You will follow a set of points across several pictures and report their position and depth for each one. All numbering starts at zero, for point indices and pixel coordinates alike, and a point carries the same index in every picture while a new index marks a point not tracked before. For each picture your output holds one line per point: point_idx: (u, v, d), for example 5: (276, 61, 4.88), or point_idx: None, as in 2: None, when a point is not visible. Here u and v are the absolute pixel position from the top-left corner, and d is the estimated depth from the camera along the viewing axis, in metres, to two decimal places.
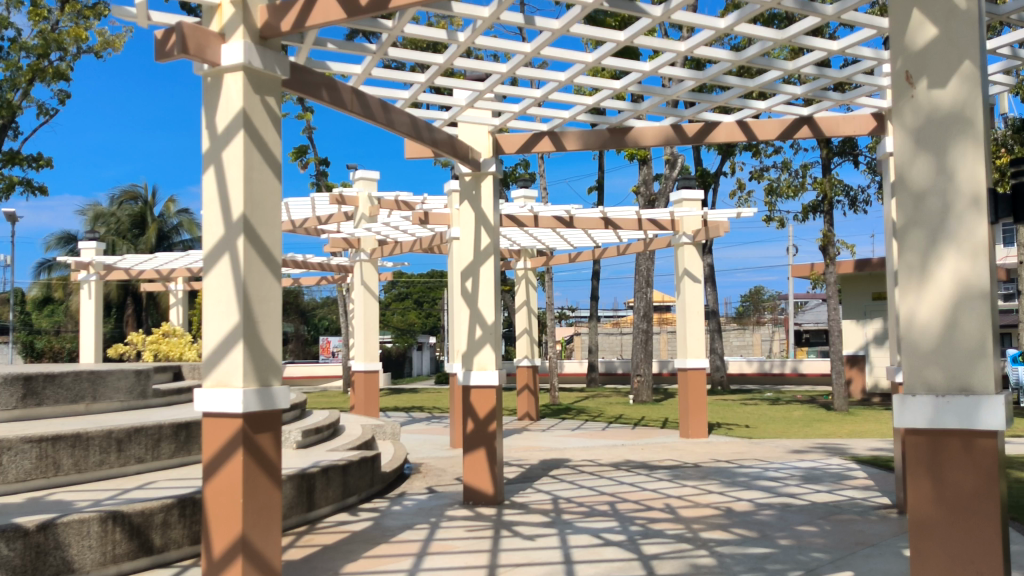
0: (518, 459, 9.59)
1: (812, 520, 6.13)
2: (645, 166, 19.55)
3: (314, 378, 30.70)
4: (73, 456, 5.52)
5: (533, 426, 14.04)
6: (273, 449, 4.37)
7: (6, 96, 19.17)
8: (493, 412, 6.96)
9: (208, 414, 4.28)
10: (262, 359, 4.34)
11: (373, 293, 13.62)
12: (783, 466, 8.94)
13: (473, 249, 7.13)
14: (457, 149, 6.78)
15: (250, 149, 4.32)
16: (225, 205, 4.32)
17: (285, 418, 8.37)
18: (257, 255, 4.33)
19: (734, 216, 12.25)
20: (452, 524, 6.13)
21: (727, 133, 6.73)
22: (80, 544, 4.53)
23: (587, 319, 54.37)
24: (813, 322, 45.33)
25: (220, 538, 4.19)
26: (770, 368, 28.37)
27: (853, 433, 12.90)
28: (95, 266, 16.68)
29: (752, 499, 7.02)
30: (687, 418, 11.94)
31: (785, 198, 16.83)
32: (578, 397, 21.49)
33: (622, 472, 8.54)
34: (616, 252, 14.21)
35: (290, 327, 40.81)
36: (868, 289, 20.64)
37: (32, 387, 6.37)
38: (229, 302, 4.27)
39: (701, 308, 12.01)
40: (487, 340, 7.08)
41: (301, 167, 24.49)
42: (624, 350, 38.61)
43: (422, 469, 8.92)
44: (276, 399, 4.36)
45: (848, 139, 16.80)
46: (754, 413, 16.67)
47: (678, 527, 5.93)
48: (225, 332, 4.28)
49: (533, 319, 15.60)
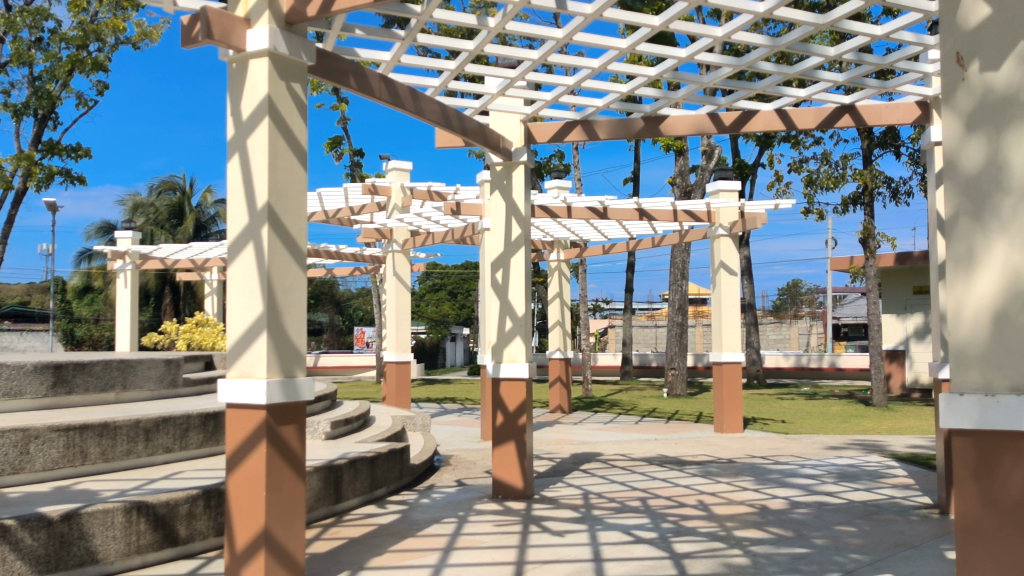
0: (549, 452, 9.49)
1: (851, 520, 5.95)
2: (681, 157, 19.32)
3: (348, 368, 30.80)
4: (100, 445, 5.50)
5: (565, 419, 13.94)
6: (297, 441, 4.30)
7: (45, 87, 19.38)
8: (523, 405, 6.85)
9: (231, 405, 4.21)
10: (285, 349, 4.27)
11: (405, 283, 13.57)
12: (820, 463, 8.74)
13: (504, 239, 7.03)
14: (488, 138, 6.66)
15: (275, 136, 4.23)
16: (249, 193, 4.24)
17: (315, 409, 8.34)
18: (281, 244, 4.26)
19: (772, 208, 12.03)
20: (481, 519, 6.03)
21: (765, 121, 6.54)
22: (104, 535, 4.50)
23: (622, 312, 54.13)
24: (851, 316, 44.75)
25: (243, 530, 4.13)
26: (807, 363, 27.98)
27: (892, 430, 12.64)
28: (131, 255, 16.81)
29: (788, 497, 6.86)
30: (721, 412, 11.77)
31: (825, 189, 16.52)
32: (611, 390, 21.37)
33: (655, 466, 8.41)
34: (651, 244, 14.01)
35: (325, 317, 41.07)
36: (909, 284, 20.12)
37: (62, 375, 6.37)
38: (253, 292, 4.20)
39: (737, 301, 11.82)
40: (517, 333, 6.97)
41: (336, 158, 24.53)
42: (659, 343, 38.37)
43: (452, 461, 8.85)
44: (300, 390, 4.29)
45: (890, 129, 16.45)
46: (791, 408, 16.41)
47: (711, 525, 5.78)
48: (249, 322, 4.21)
49: (566, 311, 15.47)
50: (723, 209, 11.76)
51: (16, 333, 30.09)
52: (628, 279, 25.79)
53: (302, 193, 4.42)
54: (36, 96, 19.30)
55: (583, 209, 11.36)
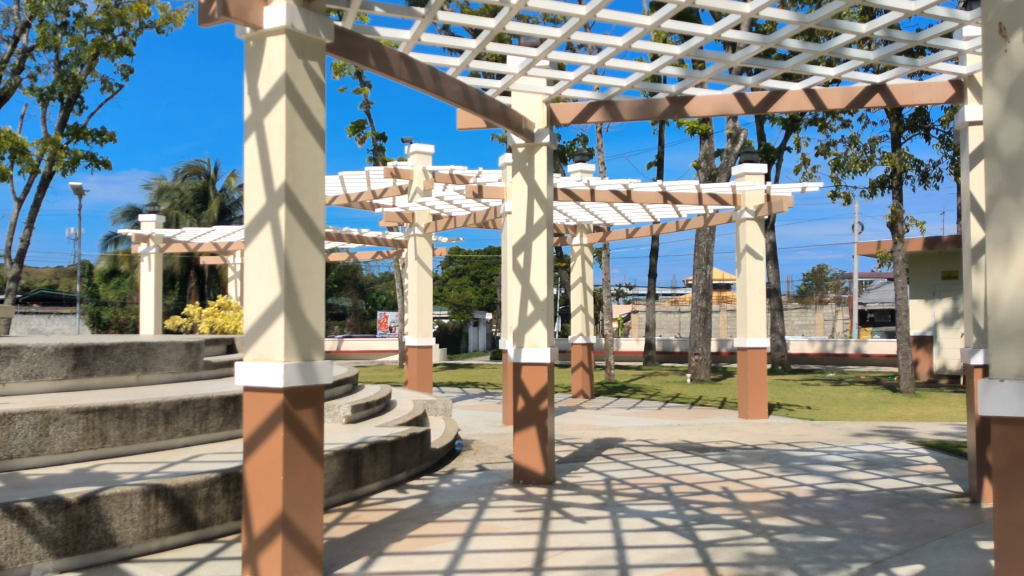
0: (571, 438, 9.41)
1: (879, 508, 5.83)
2: (706, 141, 19.12)
3: (371, 352, 30.85)
4: (120, 428, 5.49)
5: (588, 404, 13.86)
6: (315, 425, 4.24)
7: (71, 72, 19.47)
8: (545, 390, 6.77)
9: (249, 389, 4.16)
10: (303, 333, 4.21)
11: (427, 268, 13.51)
12: (847, 450, 8.61)
13: (525, 222, 6.93)
14: (510, 119, 6.56)
15: (293, 116, 4.16)
16: (267, 173, 4.16)
17: (336, 392, 8.31)
18: (298, 225, 4.19)
19: (799, 190, 11.84)
20: (502, 504, 5.96)
21: (793, 100, 6.39)
22: (122, 518, 4.48)
23: (645, 298, 53.89)
24: (878, 302, 44.32)
25: (261, 515, 4.08)
26: (832, 349, 27.71)
27: (920, 417, 12.46)
28: (154, 239, 16.87)
29: (814, 485, 6.74)
30: (746, 398, 11.67)
31: (852, 172, 16.27)
32: (634, 376, 21.27)
33: (678, 453, 8.31)
34: (675, 228, 13.85)
35: (348, 302, 41.22)
36: (937, 269, 19.80)
37: (82, 357, 6.37)
38: (270, 274, 4.13)
39: (763, 286, 11.66)
40: (539, 317, 6.89)
41: (359, 141, 24.51)
42: (682, 329, 38.18)
43: (473, 446, 8.79)
44: (318, 374, 4.23)
45: (919, 111, 16.16)
46: (817, 394, 16.24)
47: (735, 512, 5.68)
48: (266, 305, 4.15)
49: (589, 296, 15.36)
50: (749, 192, 11.60)
51: (44, 316, 30.41)
52: (652, 264, 25.62)
53: (320, 174, 4.34)
54: (62, 80, 19.38)
55: (606, 192, 11.23)
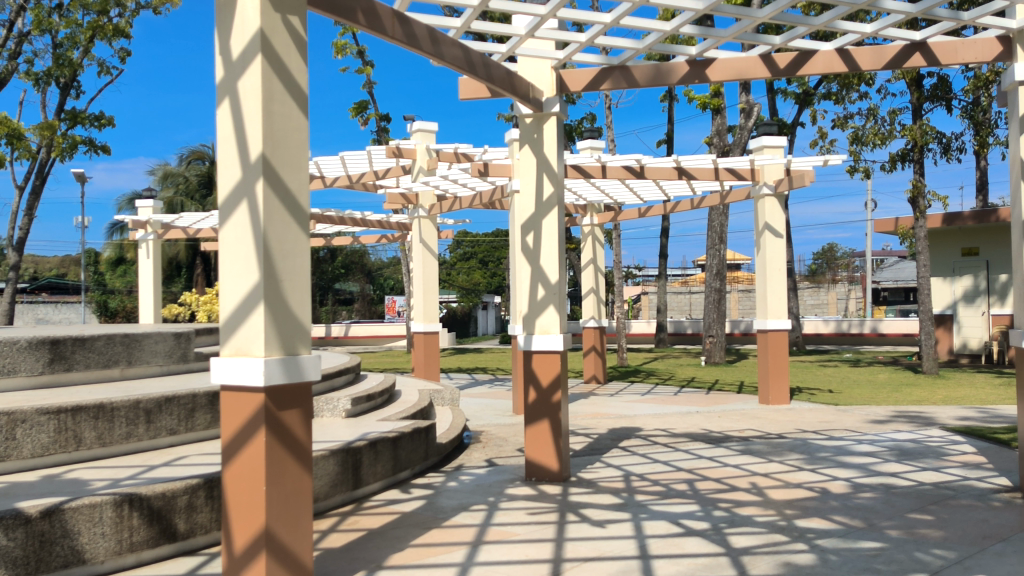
0: (586, 428, 8.94)
1: (923, 506, 5.34)
2: (718, 116, 18.56)
3: (380, 338, 30.47)
4: (96, 429, 5.03)
5: (601, 390, 13.40)
6: (302, 427, 3.77)
7: (67, 55, 18.98)
8: (558, 380, 6.30)
9: (225, 387, 3.69)
10: (287, 323, 3.72)
11: (432, 250, 13.03)
12: (878, 439, 8.10)
13: (535, 200, 6.44)
14: (516, 87, 6.06)
15: (270, 78, 3.67)
16: (242, 142, 3.68)
17: (336, 384, 7.87)
18: (279, 201, 3.69)
19: (820, 164, 11.29)
20: (513, 506, 5.49)
21: (824, 62, 5.88)
22: (91, 532, 4.01)
23: (655, 279, 53.32)
24: (891, 280, 43.84)
25: (243, 529, 3.62)
26: (848, 328, 27.15)
27: (947, 399, 11.97)
28: (152, 225, 16.35)
29: (849, 479, 6.25)
30: (767, 381, 11.21)
31: (871, 146, 15.73)
32: (646, 359, 20.81)
33: (699, 444, 7.82)
34: (690, 206, 13.31)
35: (356, 287, 39.95)
36: (957, 245, 19.18)
37: (59, 351, 5.91)
38: (248, 258, 3.65)
39: (783, 265, 11.19)
40: (551, 302, 6.39)
41: (362, 123, 24.05)
42: (693, 310, 37.76)
43: (482, 438, 8.32)
44: (305, 370, 3.75)
45: (942, 81, 15.55)
46: (836, 376, 15.76)
47: (768, 513, 5.20)
48: (243, 292, 3.66)
49: (600, 278, 14.81)
50: (767, 166, 11.07)
51: (50, 305, 30.08)
52: (662, 245, 25.10)
53: (303, 144, 3.85)
54: (59, 64, 18.89)
55: (617, 168, 10.70)
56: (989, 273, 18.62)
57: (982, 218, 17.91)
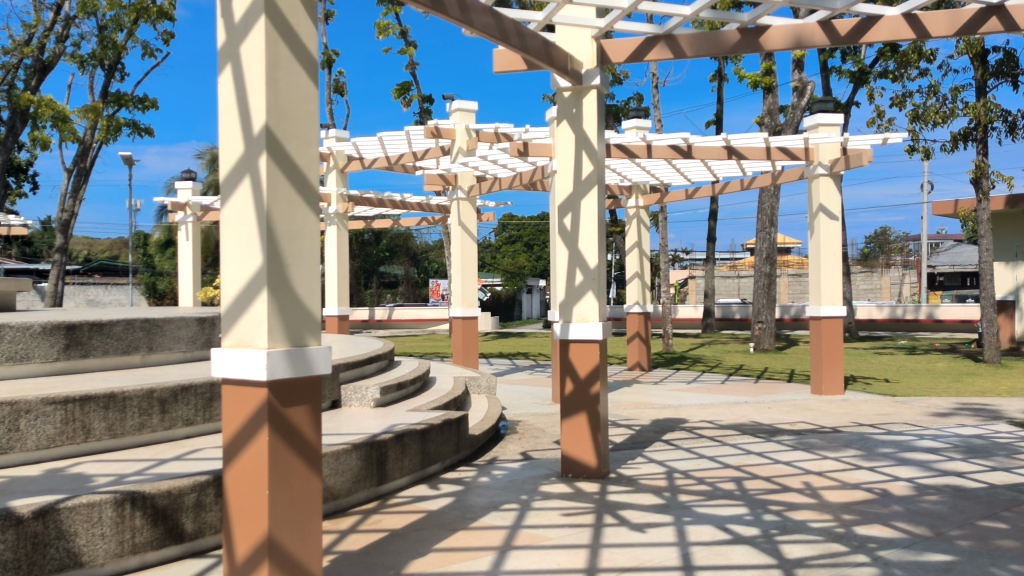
0: (628, 419, 8.54)
1: (996, 513, 4.86)
2: (770, 95, 17.93)
3: (423, 321, 30.28)
4: (106, 420, 4.77)
5: (644, 378, 12.99)
6: (310, 426, 3.44)
7: (111, 37, 18.93)
8: (596, 370, 5.92)
9: (226, 381, 3.38)
10: (293, 312, 3.38)
11: (471, 234, 12.69)
12: (940, 434, 7.57)
13: (573, 179, 6.04)
14: (553, 58, 5.67)
15: (274, 41, 3.30)
16: (244, 113, 3.32)
17: (367, 371, 7.58)
18: (285, 178, 3.33)
19: (880, 143, 10.70)
20: (547, 506, 5.13)
21: (888, 30, 5.40)
22: (89, 533, 3.74)
23: (702, 264, 52.46)
24: (948, 265, 42.71)
25: (245, 536, 3.31)
26: (902, 314, 26.30)
27: (1013, 390, 11.33)
28: (191, 208, 16.23)
29: (912, 479, 5.77)
30: (820, 370, 10.77)
31: (931, 125, 15.04)
32: (693, 345, 20.30)
33: (748, 438, 7.38)
34: (739, 187, 12.78)
35: (401, 270, 40.22)
36: None
37: (76, 336, 5.67)
38: (251, 240, 3.30)
39: (838, 248, 10.65)
40: (589, 287, 6.00)
41: (405, 105, 23.79)
42: (742, 295, 37.11)
43: (519, 429, 7.98)
44: (313, 363, 3.42)
45: (1008, 56, 14.78)
46: (891, 364, 15.17)
47: (823, 518, 4.77)
48: (246, 278, 3.32)
49: (645, 262, 14.33)
50: (823, 145, 10.54)
51: (101, 286, 30.35)
52: (710, 228, 24.49)
53: (313, 114, 3.48)
54: (102, 46, 18.82)
55: (664, 147, 10.24)
56: None
57: None
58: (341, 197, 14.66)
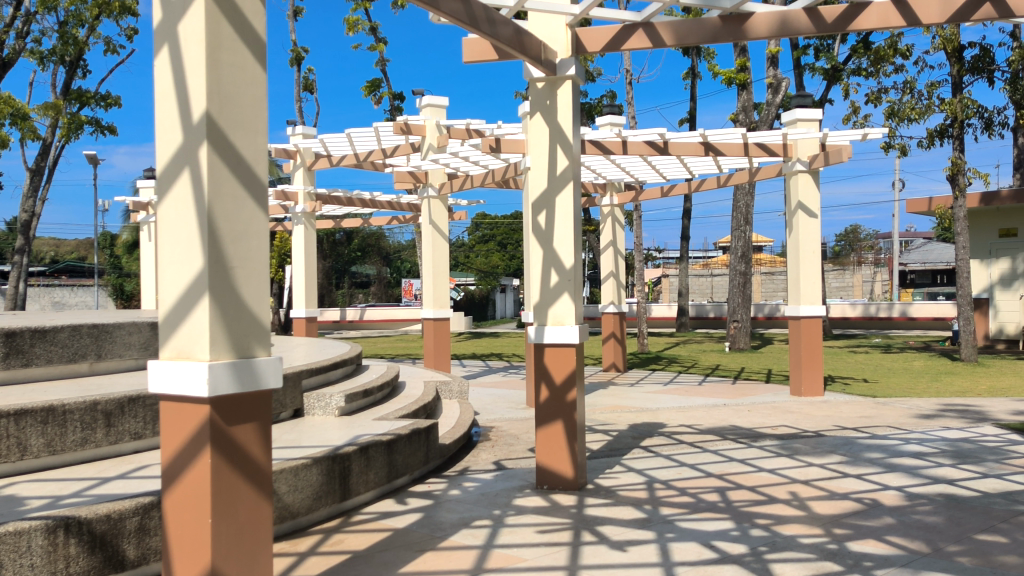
0: (604, 424, 8.26)
1: (994, 525, 4.63)
2: (744, 92, 17.75)
3: (395, 322, 29.88)
4: (45, 435, 4.39)
5: (619, 379, 12.72)
6: (259, 445, 3.10)
7: (72, 32, 18.38)
8: (573, 377, 5.64)
9: (164, 396, 3.04)
10: (239, 320, 3.05)
11: (443, 232, 12.37)
12: (926, 438, 7.35)
13: (547, 174, 5.73)
14: (526, 47, 5.36)
15: (216, 19, 2.97)
16: (183, 99, 2.99)
17: (332, 377, 7.24)
18: (229, 171, 3.01)
19: (859, 138, 10.50)
20: (521, 523, 4.82)
21: (878, 16, 5.17)
22: (17, 564, 3.37)
23: (675, 262, 52.43)
24: (919, 263, 42.98)
25: (187, 569, 2.98)
26: (876, 312, 26.29)
27: (993, 390, 11.19)
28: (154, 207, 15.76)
29: (902, 488, 5.52)
30: (799, 371, 10.57)
31: (908, 121, 14.91)
32: (668, 344, 20.07)
33: (729, 444, 7.11)
34: (716, 184, 12.54)
35: (373, 270, 39.73)
36: (994, 226, 18.29)
37: (16, 344, 5.29)
38: (191, 239, 2.97)
39: (817, 246, 10.43)
40: (565, 289, 5.71)
41: (376, 103, 23.41)
42: (715, 293, 37.08)
43: (491, 436, 7.66)
44: (261, 376, 3.08)
45: (984, 51, 14.67)
46: (868, 363, 15.04)
47: (814, 533, 4.50)
48: (185, 283, 2.99)
49: (620, 261, 14.06)
50: (801, 141, 10.32)
51: (67, 288, 29.69)
52: (684, 227, 24.32)
53: (261, 101, 3.15)
54: (64, 42, 18.28)
55: (639, 143, 9.99)
56: None
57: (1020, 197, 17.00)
58: (308, 196, 14.30)
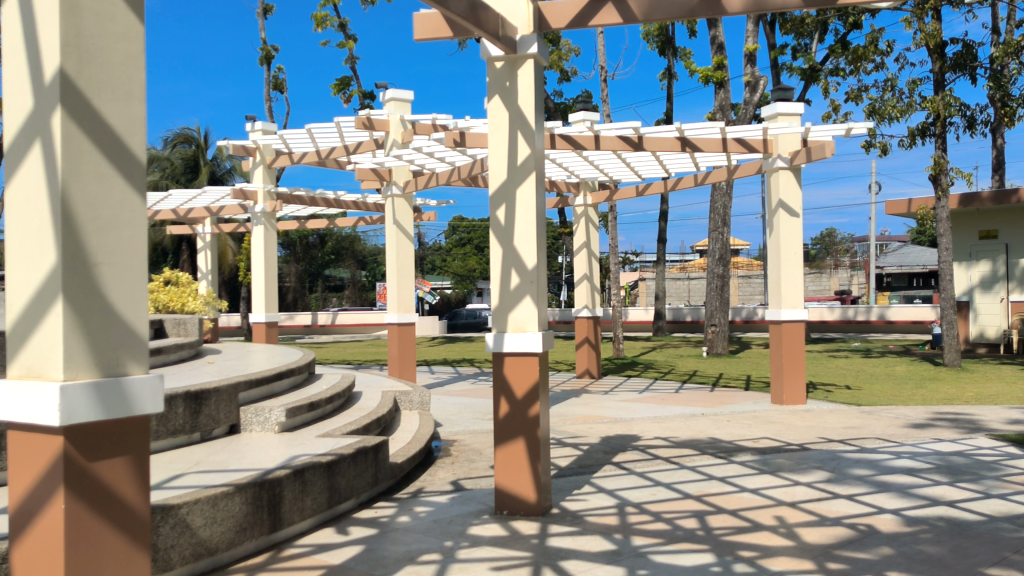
0: (575, 436, 7.72)
1: (1005, 557, 4.10)
2: (722, 90, 17.28)
3: (368, 326, 29.15)
4: None
5: (594, 387, 12.17)
6: (133, 484, 2.52)
7: None
8: (535, 390, 5.08)
9: (12, 425, 2.45)
10: (108, 330, 2.46)
11: (406, 232, 11.83)
12: (918, 452, 6.83)
13: (507, 164, 5.18)
14: (483, 21, 4.78)
15: None
16: (32, 55, 2.40)
17: (277, 389, 6.64)
18: (92, 144, 2.42)
19: (843, 134, 10.00)
20: (474, 557, 4.24)
21: None
22: None
23: (652, 265, 52.07)
24: (896, 265, 42.86)
25: None
26: (854, 316, 25.93)
27: (981, 396, 10.74)
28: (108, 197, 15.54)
29: (899, 511, 5.00)
30: (780, 378, 10.07)
31: (888, 120, 14.48)
32: (644, 350, 19.50)
33: (707, 459, 6.57)
34: (693, 182, 12.02)
35: (347, 273, 38.89)
36: (974, 228, 17.92)
37: None
38: (42, 228, 2.38)
39: (799, 246, 9.94)
40: (526, 291, 5.15)
41: (345, 101, 22.76)
42: (692, 297, 36.76)
43: (452, 451, 7.08)
44: (134, 401, 2.51)
45: (966, 48, 14.28)
46: (848, 368, 14.59)
47: (805, 569, 3.96)
48: (36, 282, 2.39)
49: (594, 263, 13.57)
50: (782, 136, 9.82)
51: None
52: (660, 229, 23.85)
53: (138, 59, 2.58)
54: None
55: (612, 138, 9.46)
56: (1008, 258, 17.35)
57: (1002, 198, 16.62)
58: (268, 194, 13.75)
